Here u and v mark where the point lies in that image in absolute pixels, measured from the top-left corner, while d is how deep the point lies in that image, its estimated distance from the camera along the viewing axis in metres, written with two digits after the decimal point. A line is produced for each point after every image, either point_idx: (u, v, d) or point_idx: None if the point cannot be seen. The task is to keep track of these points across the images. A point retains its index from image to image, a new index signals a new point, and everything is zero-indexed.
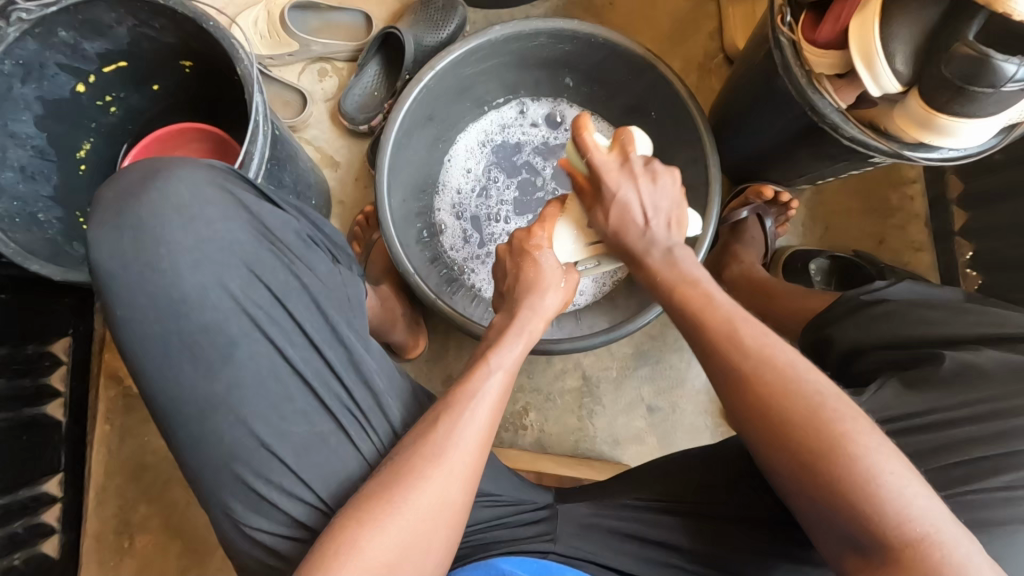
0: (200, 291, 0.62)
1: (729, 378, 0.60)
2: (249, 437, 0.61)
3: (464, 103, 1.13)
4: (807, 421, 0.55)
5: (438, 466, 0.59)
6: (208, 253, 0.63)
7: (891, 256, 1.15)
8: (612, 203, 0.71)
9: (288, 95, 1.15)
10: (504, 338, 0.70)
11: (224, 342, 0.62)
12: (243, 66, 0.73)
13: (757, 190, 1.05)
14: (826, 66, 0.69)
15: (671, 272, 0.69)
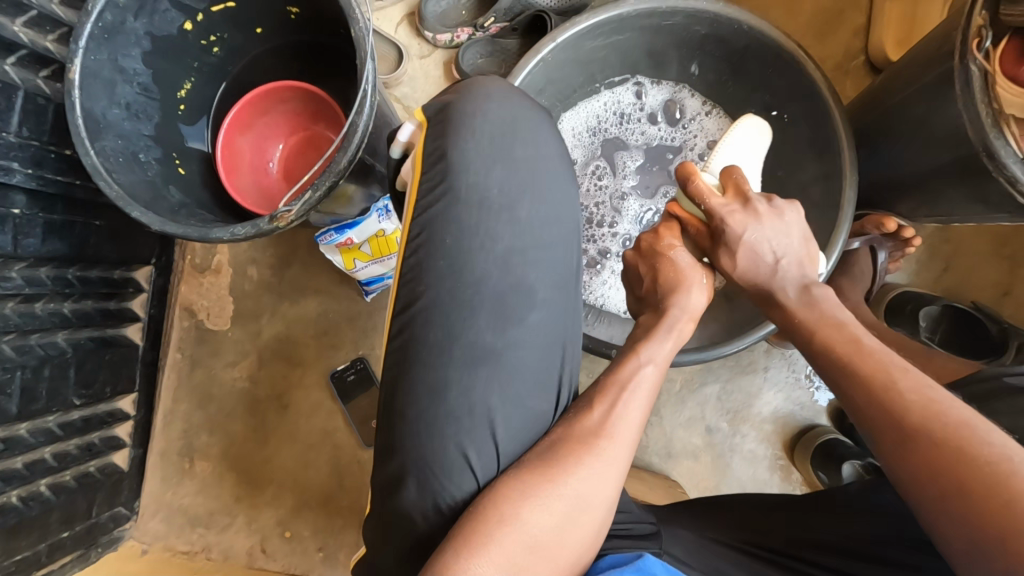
0: (530, 233, 0.66)
1: (896, 432, 0.52)
2: (492, 382, 0.61)
3: (577, 79, 1.03)
4: (995, 477, 0.46)
5: (606, 448, 0.56)
6: (552, 209, 0.68)
7: (1015, 312, 1.03)
8: (737, 247, 0.66)
9: (384, 48, 1.10)
10: (654, 333, 0.65)
11: (526, 282, 0.65)
12: (358, 27, 0.68)
13: (877, 220, 0.95)
14: (1020, 108, 0.60)
15: (812, 314, 0.64)
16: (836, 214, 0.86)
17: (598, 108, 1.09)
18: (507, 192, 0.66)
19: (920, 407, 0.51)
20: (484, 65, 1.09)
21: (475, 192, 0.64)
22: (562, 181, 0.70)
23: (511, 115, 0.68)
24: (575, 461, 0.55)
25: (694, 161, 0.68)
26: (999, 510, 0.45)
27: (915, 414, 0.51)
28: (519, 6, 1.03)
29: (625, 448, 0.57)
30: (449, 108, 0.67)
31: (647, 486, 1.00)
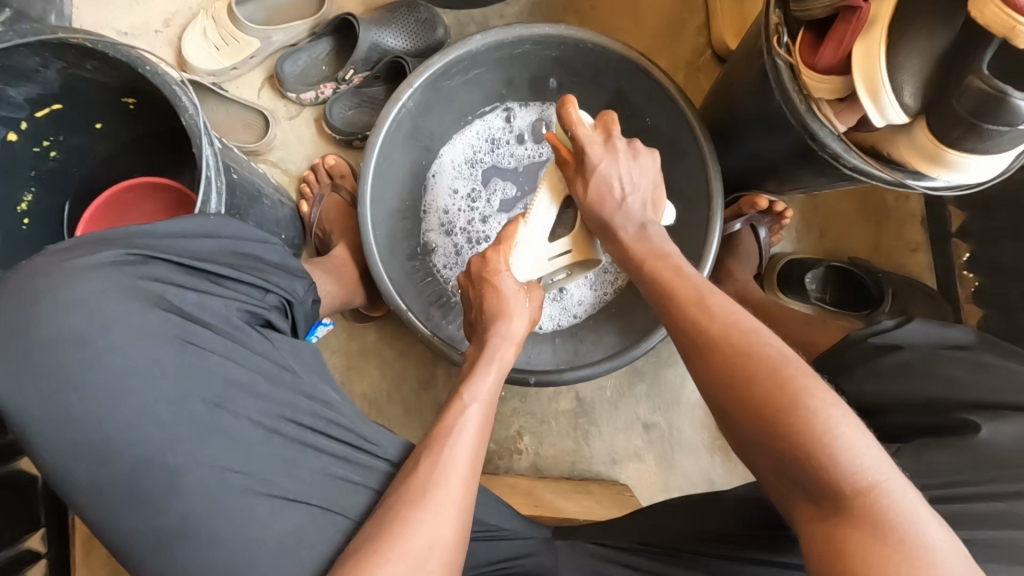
0: (120, 410, 0.54)
1: (716, 397, 0.54)
2: (209, 555, 0.54)
3: (446, 116, 1.04)
4: (796, 410, 0.47)
5: (431, 501, 0.55)
6: (147, 361, 0.55)
7: (888, 260, 1.12)
8: (592, 176, 0.73)
9: (248, 116, 1.07)
10: (475, 371, 0.70)
11: (158, 460, 0.54)
12: (188, 115, 0.66)
13: (751, 200, 1.01)
14: (825, 92, 0.64)
15: (643, 245, 0.70)
16: (710, 206, 0.92)
17: (471, 138, 1.11)
18: (109, 374, 0.54)
19: (753, 369, 0.51)
20: (355, 115, 1.07)
21: (42, 400, 0.53)
22: (147, 327, 0.56)
23: (52, 273, 0.55)
24: (406, 522, 0.54)
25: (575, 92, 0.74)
26: (816, 452, 0.45)
27: (749, 370, 0.51)
28: (377, 52, 1.04)
29: (456, 495, 0.57)
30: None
31: (595, 499, 1.01)
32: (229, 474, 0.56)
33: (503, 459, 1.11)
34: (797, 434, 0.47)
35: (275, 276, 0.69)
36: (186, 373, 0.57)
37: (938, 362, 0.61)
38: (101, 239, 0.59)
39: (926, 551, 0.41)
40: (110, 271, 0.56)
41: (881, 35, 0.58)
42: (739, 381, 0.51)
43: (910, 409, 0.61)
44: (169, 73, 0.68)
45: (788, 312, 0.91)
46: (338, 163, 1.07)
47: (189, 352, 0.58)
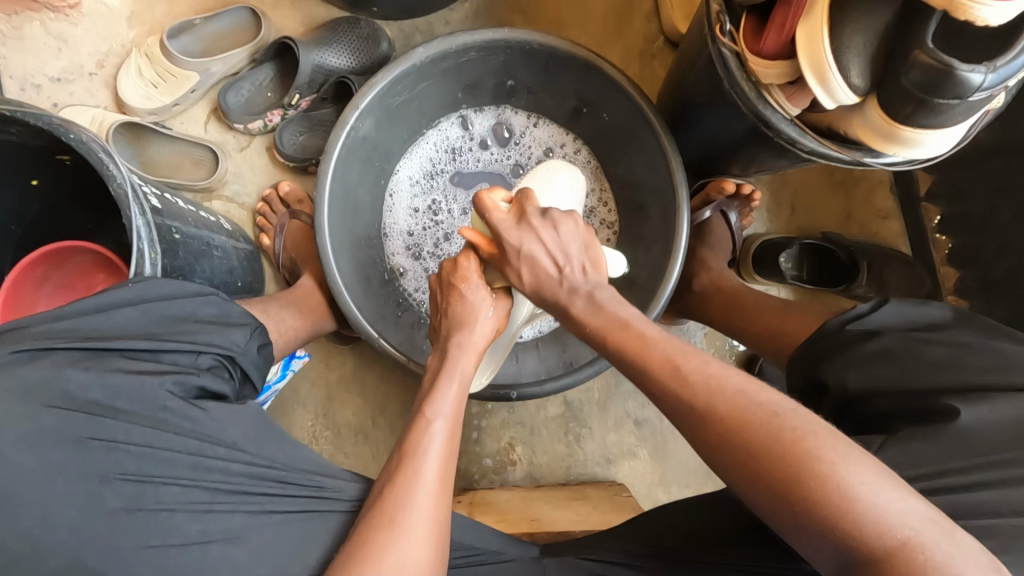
0: (29, 515, 0.50)
1: (686, 419, 0.53)
2: None
3: (400, 132, 1.02)
4: (771, 442, 0.48)
5: (402, 523, 0.57)
6: (55, 462, 0.52)
7: (860, 230, 1.11)
8: (518, 259, 0.67)
9: (197, 152, 1.03)
10: (436, 387, 0.69)
11: (77, 562, 0.51)
12: (117, 184, 0.63)
13: (717, 185, 1.02)
14: (774, 77, 0.62)
15: (599, 318, 0.64)
16: (674, 199, 0.91)
17: (430, 151, 1.08)
18: (9, 482, 0.50)
19: (707, 404, 0.51)
20: (307, 141, 1.04)
21: None
22: (63, 420, 0.53)
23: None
24: (377, 550, 0.56)
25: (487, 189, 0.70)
26: (788, 473, 0.46)
27: (703, 408, 0.52)
28: (321, 73, 1.01)
29: (427, 513, 0.59)
30: None
31: (592, 504, 1.00)
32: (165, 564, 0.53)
33: (497, 472, 1.10)
34: (765, 464, 0.48)
35: (209, 329, 0.66)
36: (106, 466, 0.53)
37: (915, 346, 0.61)
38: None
39: (929, 564, 0.41)
40: (10, 367, 0.53)
41: (822, 16, 0.56)
42: (699, 420, 0.52)
43: (897, 398, 0.59)
44: (95, 139, 0.65)
45: (762, 299, 0.90)
46: (294, 190, 1.04)
47: (109, 440, 0.54)
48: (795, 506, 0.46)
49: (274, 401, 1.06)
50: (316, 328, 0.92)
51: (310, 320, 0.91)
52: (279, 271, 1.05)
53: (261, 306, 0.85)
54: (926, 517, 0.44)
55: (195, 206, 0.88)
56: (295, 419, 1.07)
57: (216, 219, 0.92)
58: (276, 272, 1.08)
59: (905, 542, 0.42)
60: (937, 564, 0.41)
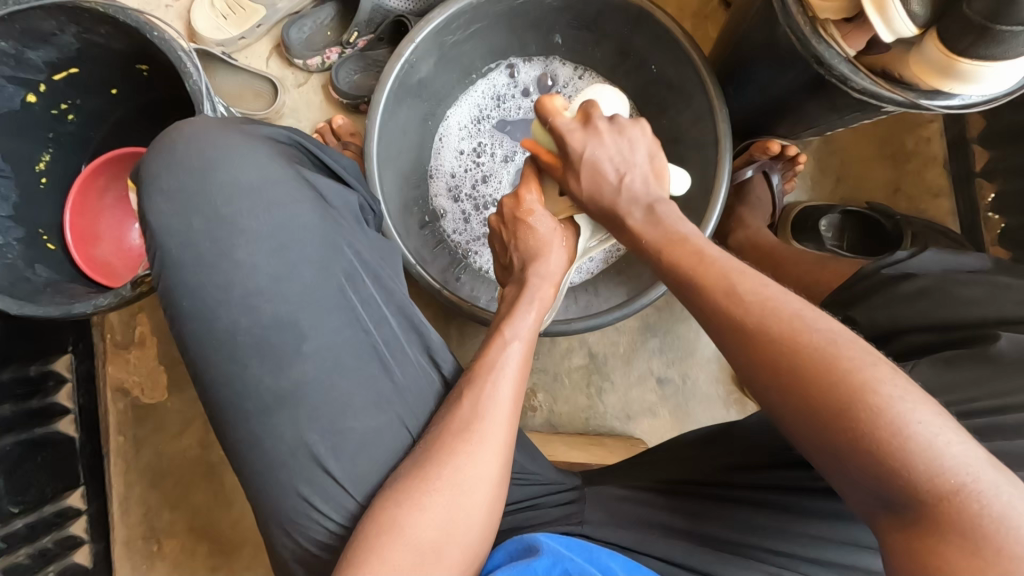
0: (269, 262, 0.62)
1: (739, 347, 0.51)
2: (304, 424, 0.60)
3: (450, 74, 1.05)
4: (820, 369, 0.46)
5: (482, 430, 0.59)
6: (291, 226, 0.63)
7: (908, 204, 1.08)
8: (580, 164, 0.69)
9: (259, 84, 1.08)
10: (515, 308, 0.70)
11: (289, 319, 0.61)
12: (193, 82, 0.68)
13: (762, 146, 0.99)
14: (831, 11, 0.62)
15: (656, 232, 0.64)
16: (717, 149, 0.91)
17: (478, 97, 1.11)
18: (260, 237, 0.62)
19: (759, 322, 0.50)
20: (361, 80, 1.08)
21: (197, 257, 0.61)
22: (294, 199, 0.64)
23: (203, 136, 0.64)
24: (456, 453, 0.57)
25: (551, 94, 0.72)
26: (836, 402, 0.45)
27: (755, 330, 0.51)
28: (379, 13, 1.05)
29: (496, 440, 0.59)
30: (159, 149, 0.63)
31: (608, 450, 1.02)
32: (341, 352, 0.62)
33: (517, 416, 1.13)
34: (815, 390, 0.46)
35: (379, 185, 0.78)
36: (323, 247, 0.64)
37: (950, 283, 0.60)
38: (245, 127, 0.66)
39: (984, 514, 0.39)
40: (264, 147, 0.65)
41: None
42: (748, 342, 0.50)
43: (923, 334, 0.60)
44: (175, 39, 0.70)
45: (798, 254, 0.90)
46: (348, 124, 1.08)
47: (325, 228, 0.64)
48: (835, 436, 0.45)
49: None
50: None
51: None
52: None
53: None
54: (988, 465, 0.41)
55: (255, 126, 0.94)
56: None
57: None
58: None
59: (959, 489, 0.40)
60: (992, 515, 0.39)
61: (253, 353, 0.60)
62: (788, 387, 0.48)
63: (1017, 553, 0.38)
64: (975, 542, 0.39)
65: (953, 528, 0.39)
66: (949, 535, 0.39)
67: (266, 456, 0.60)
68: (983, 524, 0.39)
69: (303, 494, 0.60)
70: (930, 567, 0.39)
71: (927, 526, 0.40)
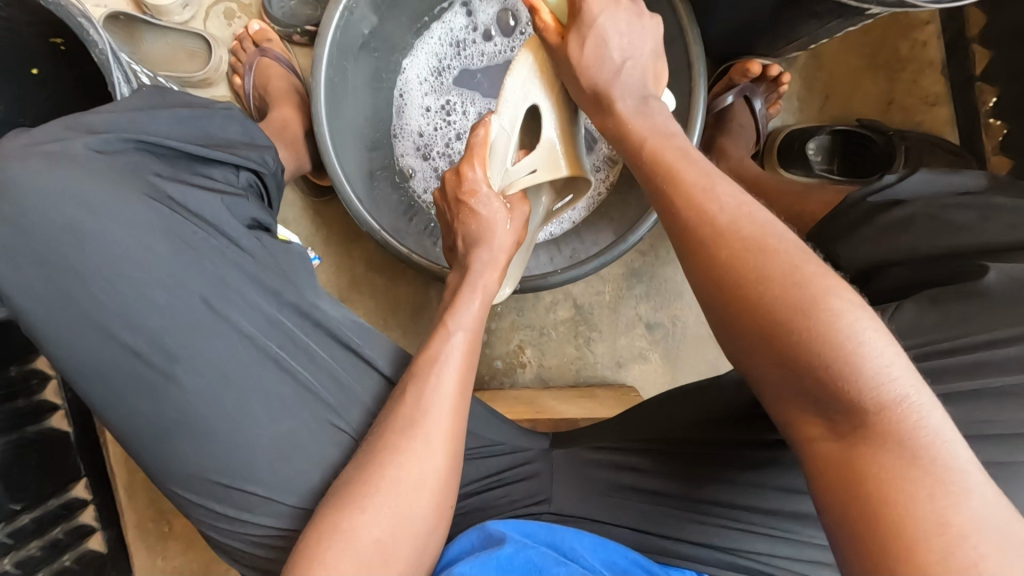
0: (124, 292, 0.58)
1: (697, 222, 0.50)
2: (200, 444, 0.60)
3: (400, 19, 0.97)
4: (784, 281, 0.45)
5: (421, 431, 0.58)
6: (143, 249, 0.59)
7: (904, 117, 1.01)
8: (591, 29, 0.65)
9: (191, 42, 1.03)
10: (460, 298, 0.71)
11: (155, 346, 0.59)
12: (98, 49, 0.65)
13: (741, 68, 0.91)
14: None
15: (644, 124, 0.61)
16: (691, 76, 0.84)
17: (434, 44, 1.03)
18: (106, 263, 0.58)
19: (728, 265, 0.47)
20: (297, 7, 1.04)
21: (48, 293, 0.58)
22: (134, 221, 0.59)
23: (18, 163, 0.58)
24: (397, 454, 0.57)
25: None
26: (794, 323, 0.43)
27: (715, 235, 0.49)
28: None
29: (443, 431, 0.59)
30: None
31: (599, 402, 1.00)
32: (225, 366, 0.60)
33: (506, 373, 1.11)
34: (784, 318, 0.44)
35: (254, 152, 0.71)
36: (181, 263, 0.60)
37: (939, 210, 0.57)
38: (68, 138, 0.60)
39: (919, 424, 0.40)
40: (94, 161, 0.60)
41: None
42: (710, 238, 0.49)
43: (912, 265, 0.58)
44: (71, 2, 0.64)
45: (785, 183, 0.85)
46: (263, 28, 1.02)
47: (179, 241, 0.60)
48: (785, 351, 0.44)
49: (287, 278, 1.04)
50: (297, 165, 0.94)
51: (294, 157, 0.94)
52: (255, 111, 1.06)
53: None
54: (932, 396, 0.41)
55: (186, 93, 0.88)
56: None
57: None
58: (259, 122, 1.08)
59: (901, 401, 0.40)
60: (928, 430, 0.40)
61: (131, 380, 0.59)
62: (742, 302, 0.46)
63: (949, 463, 0.39)
64: (907, 448, 0.39)
65: (889, 434, 0.40)
66: (885, 442, 0.40)
67: (179, 478, 0.61)
68: (919, 434, 0.40)
69: (217, 510, 0.62)
70: (859, 470, 0.40)
71: (861, 432, 0.40)
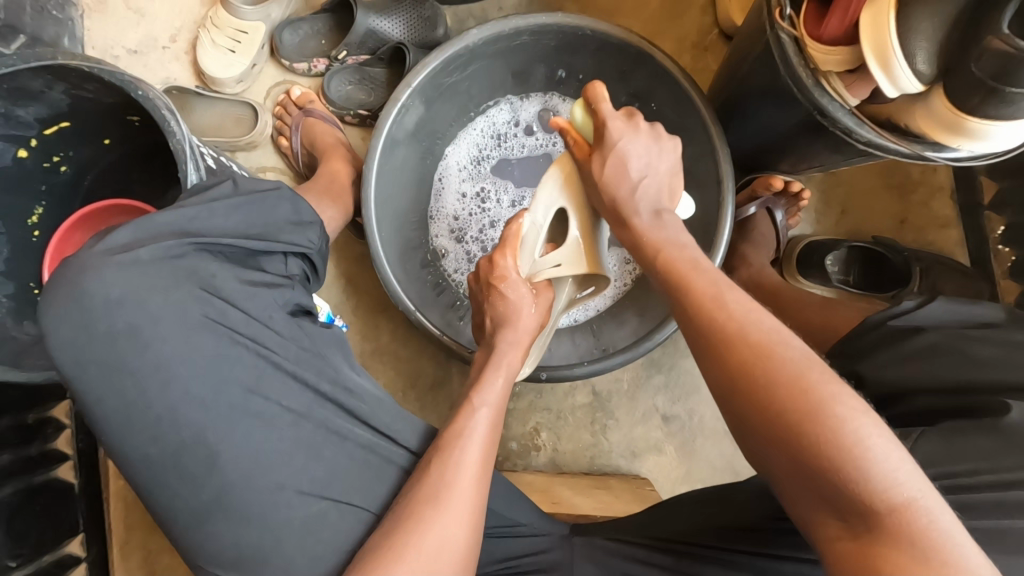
0: (168, 391, 0.59)
1: (713, 339, 0.54)
2: (236, 530, 0.60)
3: (449, 113, 1.04)
4: (790, 383, 0.48)
5: (444, 492, 0.59)
6: (190, 348, 0.60)
7: (915, 236, 1.06)
8: (613, 152, 0.73)
9: (238, 109, 1.10)
10: (484, 376, 0.73)
11: (199, 438, 0.59)
12: (177, 140, 0.69)
13: (766, 181, 0.98)
14: (834, 64, 0.61)
15: (673, 245, 0.67)
16: (720, 188, 0.89)
17: (478, 136, 1.10)
18: (154, 358, 0.59)
19: (734, 327, 0.53)
20: (354, 91, 1.09)
21: (100, 383, 0.59)
22: (185, 317, 0.61)
23: (86, 261, 0.60)
24: (421, 520, 0.57)
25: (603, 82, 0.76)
26: (803, 413, 0.47)
27: (725, 337, 0.53)
28: (373, 37, 1.05)
29: (467, 499, 0.60)
30: (52, 282, 0.60)
31: (614, 494, 0.99)
32: (264, 453, 0.61)
33: (520, 455, 1.11)
34: (783, 404, 0.48)
35: (307, 234, 0.72)
36: (224, 356, 0.61)
37: (962, 341, 0.60)
38: (132, 230, 0.62)
39: (932, 528, 0.42)
40: (157, 264, 0.61)
41: (890, 1, 0.55)
42: (717, 347, 0.54)
43: (933, 395, 0.61)
44: (159, 97, 0.70)
45: (806, 294, 0.89)
46: (306, 92, 1.09)
47: (226, 335, 0.62)
48: (782, 429, 0.48)
49: None
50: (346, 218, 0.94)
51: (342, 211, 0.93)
52: (298, 169, 1.11)
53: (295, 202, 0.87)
54: (937, 496, 0.44)
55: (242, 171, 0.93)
56: None
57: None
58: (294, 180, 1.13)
59: (912, 501, 0.43)
60: (940, 530, 0.42)
61: (179, 467, 0.59)
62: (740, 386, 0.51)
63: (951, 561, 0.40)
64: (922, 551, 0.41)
65: (903, 537, 0.42)
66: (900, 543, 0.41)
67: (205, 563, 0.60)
68: (931, 538, 0.41)
69: None
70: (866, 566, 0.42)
71: (868, 526, 0.43)
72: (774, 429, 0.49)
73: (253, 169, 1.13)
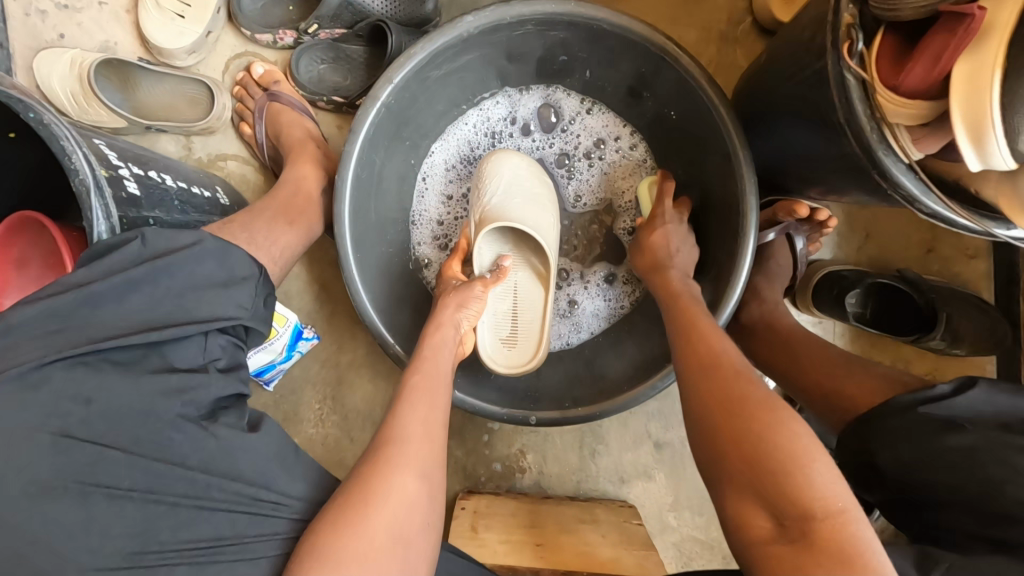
0: None
1: (710, 397, 0.60)
2: None
3: (437, 107, 0.90)
4: (784, 458, 0.52)
5: (405, 462, 0.54)
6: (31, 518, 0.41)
7: (941, 267, 0.98)
8: (661, 228, 0.84)
9: (191, 88, 0.95)
10: (423, 351, 0.69)
11: None
12: (79, 180, 0.56)
13: (788, 209, 0.88)
14: (905, 118, 0.51)
15: (681, 291, 0.76)
16: (741, 219, 0.78)
17: (468, 131, 0.97)
18: None
19: (731, 386, 0.59)
20: (328, 72, 0.95)
21: None
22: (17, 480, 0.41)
23: None
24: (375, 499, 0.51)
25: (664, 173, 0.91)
26: (803, 503, 0.50)
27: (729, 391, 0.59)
28: (350, 10, 0.88)
29: (415, 453, 0.56)
30: None
31: (601, 528, 0.95)
32: None
33: (504, 477, 1.06)
34: (784, 474, 0.51)
35: (237, 294, 0.58)
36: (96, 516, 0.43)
37: (1003, 443, 0.53)
38: None
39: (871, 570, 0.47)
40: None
41: (994, 59, 0.45)
42: (722, 404, 0.58)
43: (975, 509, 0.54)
44: (56, 122, 0.55)
45: (823, 346, 0.80)
46: (270, 70, 0.94)
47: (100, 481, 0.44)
48: (804, 533, 0.49)
49: (281, 378, 1.03)
50: (308, 239, 0.79)
51: (303, 230, 0.78)
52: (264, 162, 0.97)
53: (242, 221, 0.71)
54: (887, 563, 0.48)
55: (187, 183, 0.80)
56: (302, 397, 1.04)
57: (205, 194, 0.83)
58: (255, 172, 1.00)
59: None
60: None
61: None
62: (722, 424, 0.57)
63: None
64: None
65: None
66: None
67: None
68: (856, 549, 0.48)
69: None
70: None
71: (806, 538, 0.49)
72: (732, 466, 0.55)
73: (210, 157, 0.99)
